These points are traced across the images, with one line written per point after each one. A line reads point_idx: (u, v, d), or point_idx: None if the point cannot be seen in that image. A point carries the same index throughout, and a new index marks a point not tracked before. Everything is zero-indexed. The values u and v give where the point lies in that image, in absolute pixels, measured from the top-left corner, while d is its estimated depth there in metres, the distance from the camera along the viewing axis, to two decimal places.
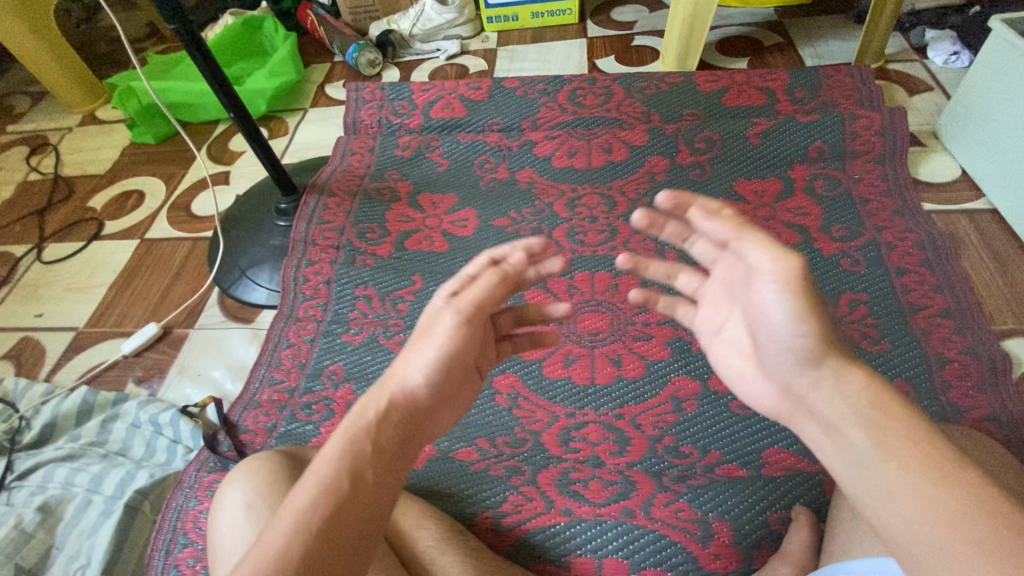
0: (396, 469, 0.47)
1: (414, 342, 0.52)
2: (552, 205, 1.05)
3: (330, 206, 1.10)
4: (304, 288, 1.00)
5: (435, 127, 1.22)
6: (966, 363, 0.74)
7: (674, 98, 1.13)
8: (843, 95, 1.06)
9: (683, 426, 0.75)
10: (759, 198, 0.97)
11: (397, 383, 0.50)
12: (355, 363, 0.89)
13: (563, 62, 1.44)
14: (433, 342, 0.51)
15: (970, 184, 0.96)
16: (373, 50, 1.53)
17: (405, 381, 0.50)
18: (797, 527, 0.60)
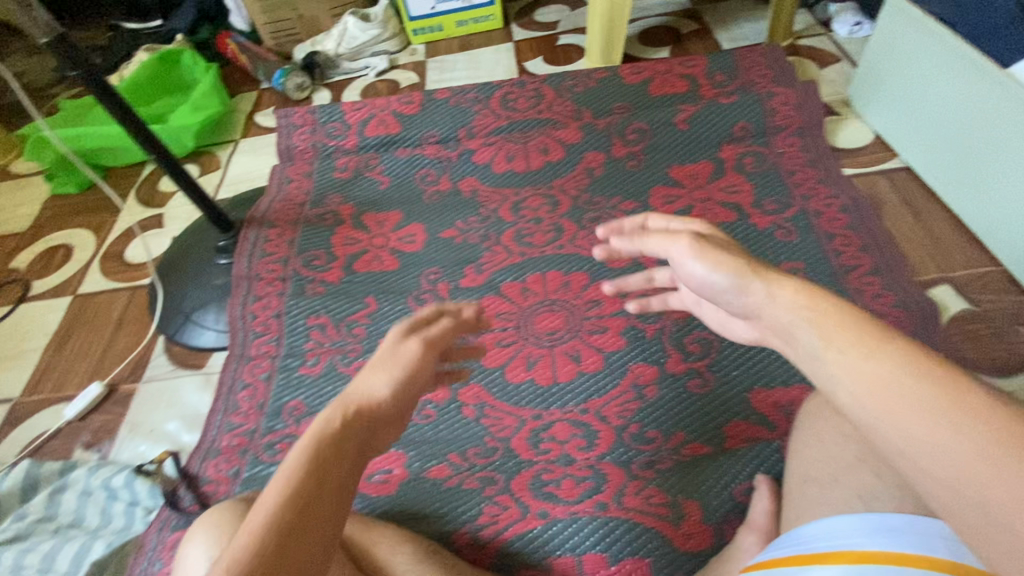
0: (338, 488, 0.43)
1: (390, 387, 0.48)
2: (498, 211, 1.08)
3: (271, 237, 1.07)
4: (254, 325, 0.97)
5: (372, 145, 1.22)
6: (898, 315, 0.78)
7: (602, 92, 1.16)
8: (759, 74, 1.10)
9: (647, 411, 0.77)
10: (693, 181, 1.01)
11: (359, 389, 0.48)
12: (316, 395, 0.89)
13: (492, 68, 1.46)
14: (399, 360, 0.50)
15: (884, 146, 1.01)
16: (300, 74, 1.51)
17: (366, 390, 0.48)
18: (759, 495, 0.62)
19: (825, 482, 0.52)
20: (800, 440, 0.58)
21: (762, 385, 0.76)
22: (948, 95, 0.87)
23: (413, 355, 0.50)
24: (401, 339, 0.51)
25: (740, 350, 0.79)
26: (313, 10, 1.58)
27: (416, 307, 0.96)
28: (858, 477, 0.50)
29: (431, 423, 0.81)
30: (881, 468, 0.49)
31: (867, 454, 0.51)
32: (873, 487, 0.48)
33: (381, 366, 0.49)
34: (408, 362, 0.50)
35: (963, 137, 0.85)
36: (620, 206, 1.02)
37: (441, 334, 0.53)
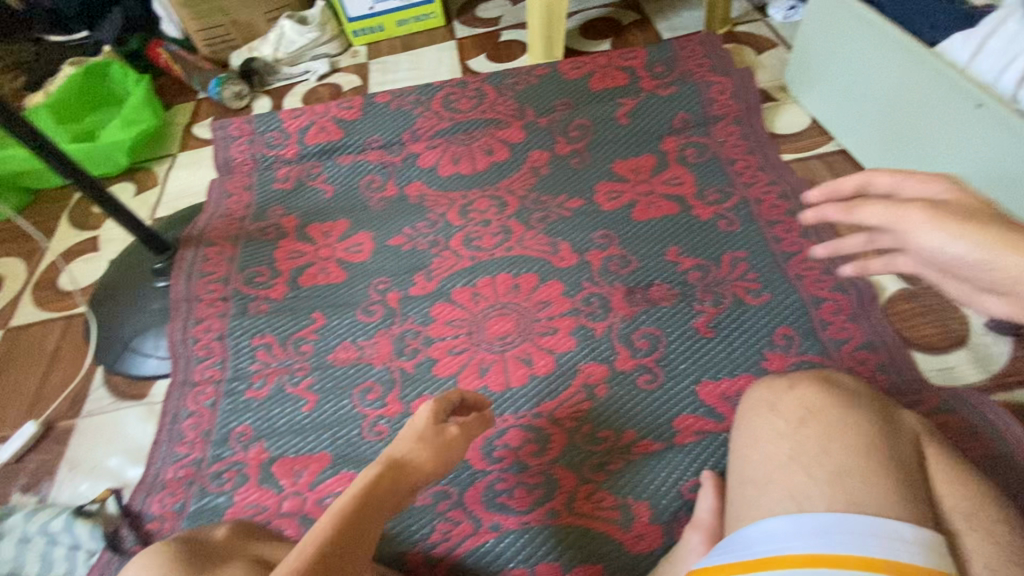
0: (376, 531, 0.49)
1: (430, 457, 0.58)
2: (446, 215, 1.06)
3: (209, 256, 1.03)
4: (196, 349, 0.93)
5: (314, 153, 1.18)
6: (837, 299, 0.80)
7: (544, 90, 1.15)
8: (698, 63, 1.11)
9: (599, 411, 0.77)
10: (637, 176, 1.02)
11: (401, 455, 0.56)
12: (264, 419, 0.86)
13: (435, 67, 1.44)
14: (439, 437, 0.59)
15: (819, 129, 1.03)
16: (237, 82, 1.46)
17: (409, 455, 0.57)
18: (704, 492, 0.62)
19: (760, 482, 0.53)
20: (738, 441, 0.59)
21: (709, 376, 0.77)
22: (875, 76, 0.87)
23: (451, 435, 0.61)
24: (429, 417, 0.61)
25: (686, 343, 0.80)
26: (248, 15, 1.52)
27: (365, 319, 0.94)
28: (789, 476, 0.51)
29: (383, 441, 0.81)
30: (810, 466, 0.50)
31: (797, 453, 0.52)
32: (805, 487, 0.49)
33: (425, 437, 0.59)
34: (445, 439, 0.60)
35: (894, 115, 0.86)
36: (567, 205, 1.02)
37: (467, 424, 0.64)
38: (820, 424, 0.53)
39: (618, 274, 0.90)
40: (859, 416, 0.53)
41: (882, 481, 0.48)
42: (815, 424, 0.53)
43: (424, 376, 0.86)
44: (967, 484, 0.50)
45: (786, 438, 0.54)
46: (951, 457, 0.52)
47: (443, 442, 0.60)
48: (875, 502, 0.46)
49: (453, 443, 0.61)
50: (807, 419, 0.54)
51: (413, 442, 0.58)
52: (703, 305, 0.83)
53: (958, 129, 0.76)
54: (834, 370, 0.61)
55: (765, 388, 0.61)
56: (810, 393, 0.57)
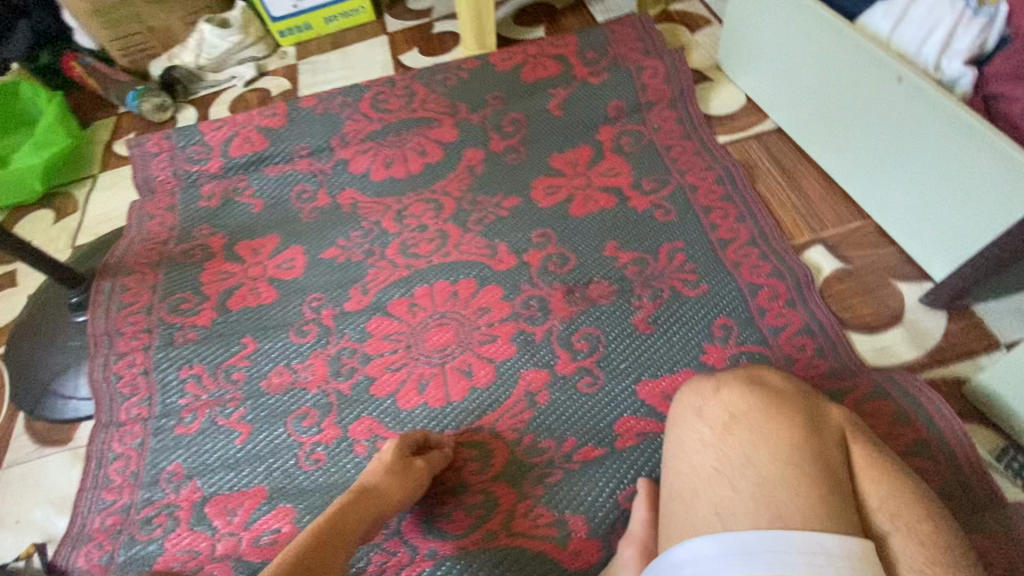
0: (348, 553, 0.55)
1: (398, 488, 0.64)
2: (381, 223, 1.02)
3: (130, 285, 0.97)
4: (120, 387, 0.88)
5: (239, 166, 1.12)
6: (774, 285, 0.79)
7: (476, 84, 1.11)
8: (629, 48, 1.08)
9: (540, 419, 0.74)
10: (574, 169, 0.99)
11: (371, 487, 0.64)
12: (195, 456, 0.81)
13: (367, 65, 1.38)
14: (406, 468, 0.66)
15: (754, 108, 1.01)
16: (156, 93, 1.37)
17: (376, 486, 0.64)
18: (637, 502, 0.61)
19: (688, 497, 0.53)
20: (670, 450, 0.59)
21: (649, 375, 0.75)
22: (801, 55, 0.85)
23: (418, 466, 0.67)
24: (396, 450, 0.68)
25: (626, 342, 0.78)
26: (164, 20, 1.43)
27: (299, 340, 0.89)
28: (716, 490, 0.51)
29: (321, 470, 0.77)
30: (734, 478, 0.51)
31: (723, 464, 0.52)
32: (729, 501, 0.49)
33: (391, 470, 0.65)
34: (410, 470, 0.66)
35: (821, 92, 0.84)
36: (504, 204, 0.98)
37: (433, 454, 0.70)
38: (745, 431, 0.54)
39: (557, 274, 0.88)
40: (784, 419, 0.53)
41: (805, 490, 0.48)
42: (740, 431, 0.54)
43: (362, 397, 0.82)
44: (890, 479, 0.50)
45: (712, 447, 0.54)
46: (875, 452, 0.53)
47: (409, 473, 0.66)
48: (799, 514, 0.47)
49: (419, 474, 0.67)
50: (732, 425, 0.54)
51: (382, 477, 0.65)
52: (642, 300, 0.81)
53: (881, 107, 0.75)
54: (762, 368, 0.61)
55: (693, 391, 0.60)
56: (736, 396, 0.57)
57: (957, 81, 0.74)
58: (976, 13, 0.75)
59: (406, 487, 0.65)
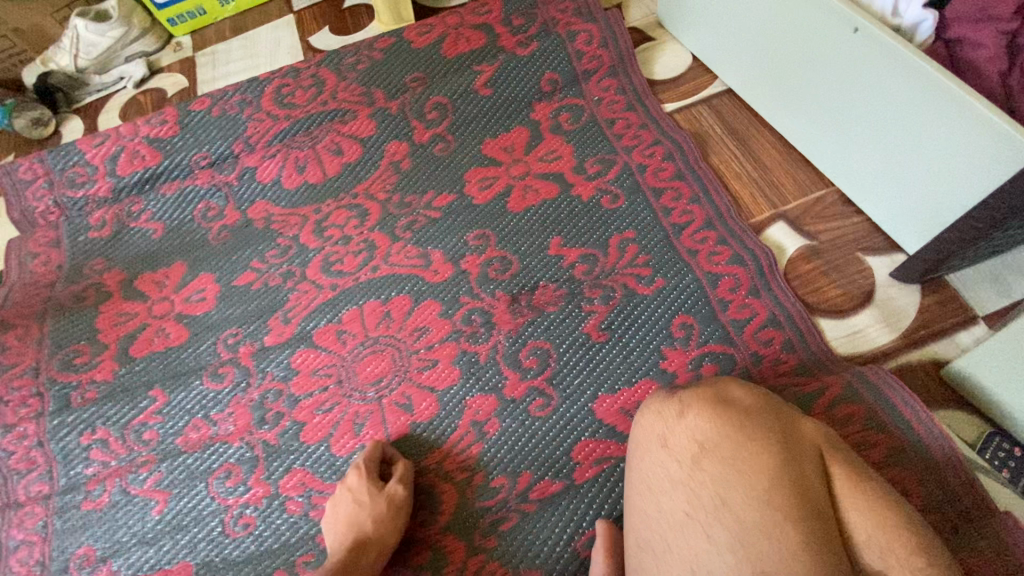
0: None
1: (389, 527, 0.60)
2: (299, 237, 0.90)
3: (12, 343, 0.84)
4: (13, 464, 0.77)
5: (131, 186, 0.98)
6: (735, 273, 0.71)
7: (391, 66, 0.98)
8: (559, 9, 0.96)
9: (490, 454, 0.66)
10: (509, 156, 0.88)
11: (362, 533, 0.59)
12: (108, 535, 0.72)
13: (273, 52, 1.22)
14: (389, 503, 0.61)
15: (701, 69, 0.91)
16: (33, 107, 1.19)
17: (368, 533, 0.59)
18: (594, 555, 0.54)
19: (659, 548, 0.46)
20: (633, 485, 0.51)
21: (607, 390, 0.67)
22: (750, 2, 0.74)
23: (399, 494, 0.62)
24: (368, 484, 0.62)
25: (579, 354, 0.70)
26: (30, 17, 1.24)
27: (215, 386, 0.79)
28: (689, 541, 0.44)
29: (252, 536, 0.69)
30: (709, 526, 0.43)
31: (695, 508, 0.45)
32: (706, 557, 0.43)
33: (373, 512, 0.60)
34: (392, 504, 0.61)
35: (773, 44, 0.74)
36: (435, 203, 0.87)
37: (404, 475, 0.64)
38: (715, 465, 0.46)
39: (499, 280, 0.78)
40: (759, 445, 0.45)
41: (790, 538, 0.41)
42: (710, 465, 0.46)
43: (291, 446, 0.73)
44: (876, 503, 0.44)
45: (681, 487, 0.46)
46: (860, 470, 0.46)
47: (392, 507, 0.61)
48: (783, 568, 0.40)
49: (402, 504, 0.62)
50: (702, 457, 0.46)
51: (366, 520, 0.60)
52: (593, 303, 0.73)
53: (843, 60, 0.65)
54: (728, 377, 0.52)
55: (655, 412, 0.51)
56: (702, 418, 0.48)
57: (918, 28, 0.66)
58: None
59: (396, 523, 0.61)
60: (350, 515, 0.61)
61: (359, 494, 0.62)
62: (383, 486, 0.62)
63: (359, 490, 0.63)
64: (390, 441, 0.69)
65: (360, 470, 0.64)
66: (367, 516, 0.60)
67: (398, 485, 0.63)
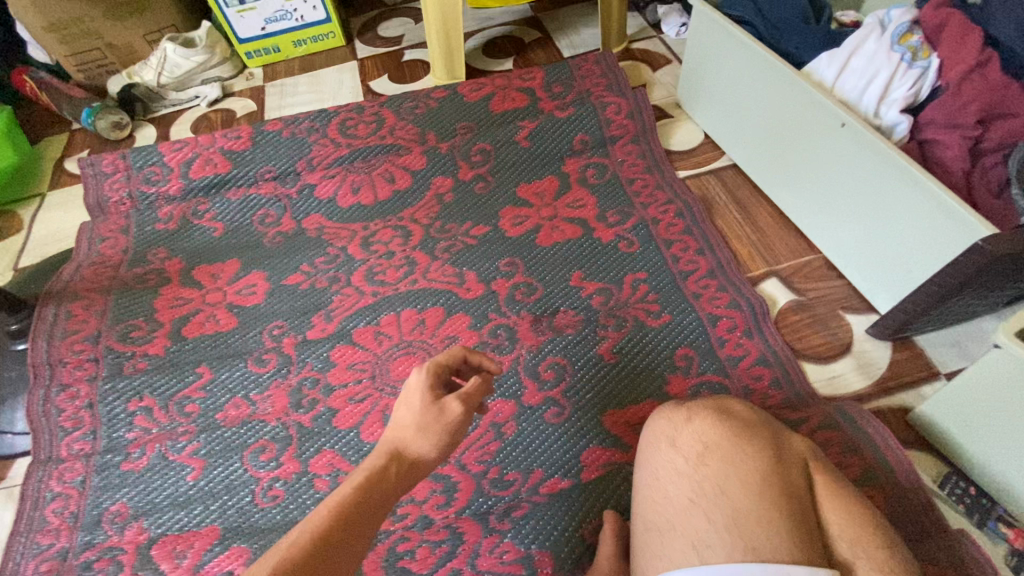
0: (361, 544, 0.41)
1: (433, 447, 0.47)
2: (347, 248, 1.00)
3: (76, 312, 0.93)
4: (61, 421, 0.83)
5: (199, 188, 1.09)
6: (733, 316, 0.82)
7: (445, 113, 1.13)
8: (594, 83, 1.12)
9: (506, 452, 0.74)
10: (540, 200, 1.01)
11: (398, 443, 0.47)
12: (142, 494, 0.77)
13: (336, 90, 1.38)
14: (441, 417, 0.48)
15: (712, 145, 1.06)
16: (115, 111, 1.32)
17: (406, 444, 0.47)
18: (603, 537, 0.61)
19: (665, 529, 0.53)
20: (643, 479, 0.58)
21: (615, 406, 0.76)
22: (757, 95, 0.89)
23: (457, 411, 0.49)
24: (422, 384, 0.50)
25: (591, 372, 0.79)
26: (124, 37, 1.40)
27: (258, 369, 0.87)
28: (691, 522, 0.51)
29: (279, 506, 0.75)
30: (709, 510, 0.51)
31: (697, 495, 0.52)
32: (705, 534, 0.50)
33: (421, 422, 0.48)
34: (444, 417, 0.48)
35: (775, 131, 0.88)
36: (472, 232, 0.99)
37: (472, 390, 0.50)
38: (717, 462, 0.53)
39: (524, 303, 0.88)
40: (754, 448, 0.53)
41: (777, 523, 0.49)
42: (713, 462, 0.53)
43: (323, 429, 0.80)
44: (854, 506, 0.51)
45: (686, 478, 0.53)
46: (839, 479, 0.54)
47: (446, 422, 0.48)
48: (769, 547, 0.47)
49: (459, 423, 0.48)
50: (705, 454, 0.54)
51: (409, 427, 0.48)
52: (607, 330, 0.83)
53: (832, 148, 0.78)
54: (730, 396, 0.61)
55: (666, 418, 0.59)
56: (706, 424, 0.56)
57: (895, 128, 0.81)
58: (911, 65, 0.83)
59: (441, 445, 0.47)
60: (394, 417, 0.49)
61: (410, 396, 0.50)
62: (440, 395, 0.49)
63: (412, 393, 0.50)
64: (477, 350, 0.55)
65: (424, 368, 0.51)
66: (411, 424, 0.48)
67: (458, 400, 0.49)
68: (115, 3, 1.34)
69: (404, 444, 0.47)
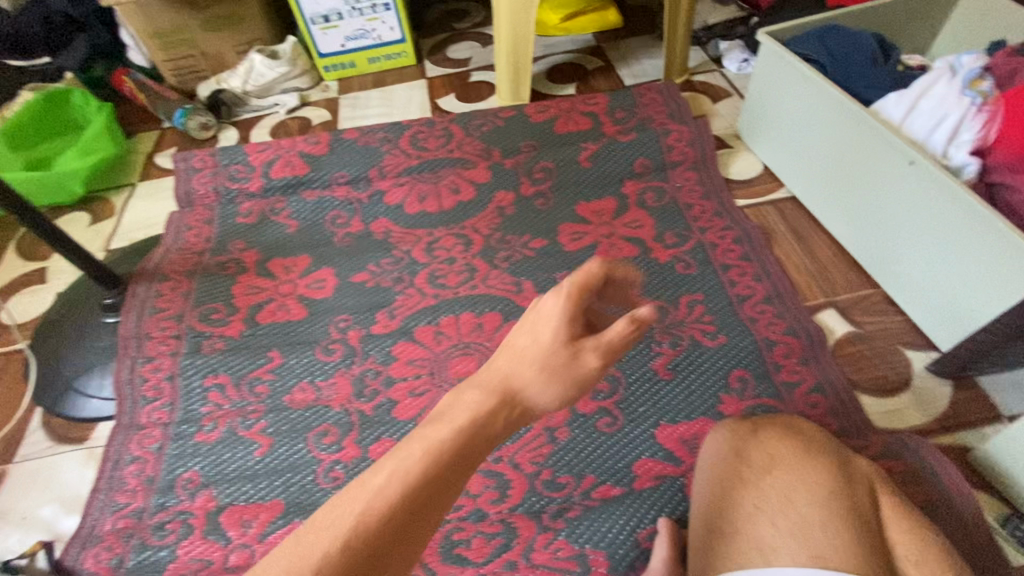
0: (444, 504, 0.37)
1: (556, 398, 0.41)
2: (411, 252, 1.06)
3: (164, 292, 1.01)
4: (143, 390, 0.90)
5: (278, 187, 1.17)
6: (789, 342, 0.83)
7: (510, 131, 1.19)
8: (656, 111, 1.17)
9: (559, 455, 0.76)
10: (599, 218, 1.04)
11: (518, 383, 0.41)
12: (213, 465, 0.82)
13: (405, 106, 1.47)
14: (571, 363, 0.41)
15: (771, 176, 1.08)
16: (203, 113, 1.45)
17: (528, 389, 0.41)
18: (658, 542, 0.64)
19: (728, 531, 0.53)
20: (705, 485, 0.59)
21: (668, 420, 0.78)
22: (822, 130, 0.92)
23: (593, 361, 0.42)
24: (560, 313, 0.42)
25: (646, 386, 0.81)
26: (217, 47, 1.52)
27: (324, 358, 0.92)
28: (756, 526, 0.52)
29: (339, 487, 0.79)
30: (774, 516, 0.52)
31: (763, 502, 0.54)
32: (770, 538, 0.51)
33: (549, 366, 0.41)
34: (574, 366, 0.42)
35: (839, 165, 0.90)
36: (531, 244, 1.03)
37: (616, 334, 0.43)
38: (783, 475, 0.55)
39: None
40: (822, 466, 0.55)
41: (843, 535, 0.50)
42: (780, 474, 0.55)
43: (383, 419, 0.85)
44: (920, 532, 0.52)
45: (752, 486, 0.55)
46: (904, 506, 0.55)
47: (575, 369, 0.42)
48: (837, 556, 0.48)
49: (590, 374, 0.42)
50: (771, 466, 0.56)
51: (531, 367, 0.41)
52: (662, 346, 0.85)
53: (899, 185, 0.80)
54: (795, 419, 0.64)
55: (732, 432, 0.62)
56: (774, 440, 0.59)
57: (963, 169, 0.83)
58: (980, 108, 0.84)
59: (564, 396, 0.41)
60: (515, 347, 0.42)
61: (541, 323, 0.42)
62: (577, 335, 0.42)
63: (544, 321, 0.42)
64: (620, 261, 0.45)
65: (565, 294, 0.43)
66: (535, 363, 0.41)
67: (597, 344, 0.42)
68: (214, 15, 1.46)
69: (521, 386, 0.41)
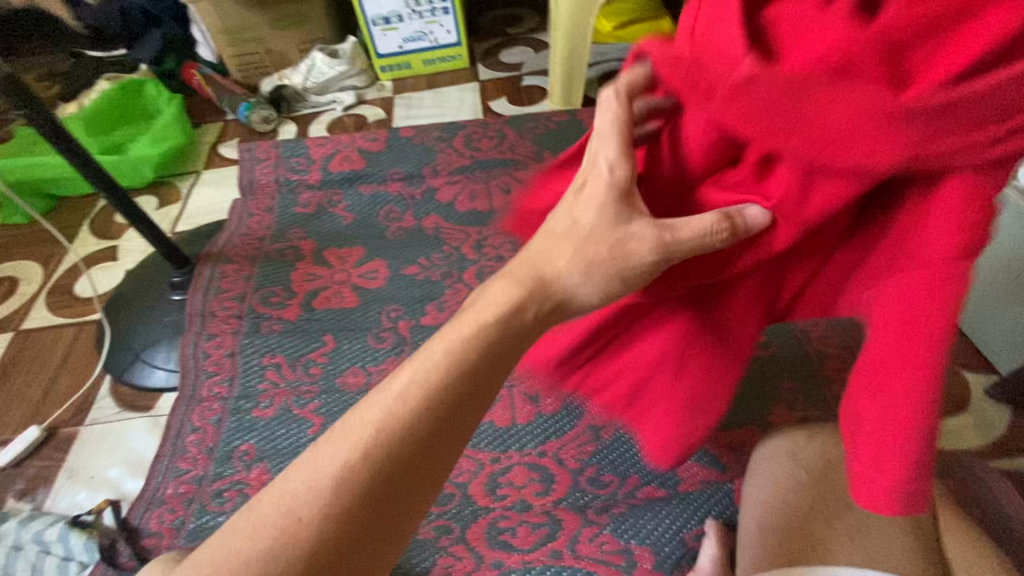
0: (472, 414, 0.44)
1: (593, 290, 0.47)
2: (461, 248, 1.08)
3: (228, 274, 1.06)
4: (206, 365, 0.95)
5: (335, 180, 1.21)
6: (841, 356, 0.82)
7: (562, 136, 1.21)
8: None
9: (603, 454, 0.77)
10: None
11: (553, 271, 0.48)
12: (268, 439, 0.86)
13: (458, 107, 1.51)
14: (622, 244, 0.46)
15: None
16: (265, 107, 1.51)
17: (562, 275, 0.47)
18: (707, 540, 0.66)
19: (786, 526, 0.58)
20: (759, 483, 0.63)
21: (715, 427, 0.78)
22: None
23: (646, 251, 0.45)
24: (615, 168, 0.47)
25: None
26: (282, 46, 1.59)
27: (376, 345, 0.95)
28: (814, 525, 0.57)
29: None
30: (832, 518, 0.57)
31: (819, 504, 0.58)
32: (829, 537, 0.55)
33: (587, 260, 0.47)
34: (623, 252, 0.46)
35: None
36: None
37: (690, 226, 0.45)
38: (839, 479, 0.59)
39: None
40: None
41: (897, 539, 0.55)
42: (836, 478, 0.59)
43: None
44: (969, 538, 0.56)
45: (809, 487, 0.59)
46: (954, 514, 0.59)
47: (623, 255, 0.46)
48: (892, 557, 0.53)
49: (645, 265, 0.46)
50: (827, 470, 0.60)
51: (563, 258, 0.48)
52: None
53: None
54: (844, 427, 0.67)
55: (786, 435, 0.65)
56: (829, 445, 0.63)
57: None
58: None
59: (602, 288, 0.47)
60: (555, 232, 0.49)
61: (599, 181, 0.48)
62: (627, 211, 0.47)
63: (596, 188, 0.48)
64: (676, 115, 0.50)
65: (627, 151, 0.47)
66: (566, 256, 0.48)
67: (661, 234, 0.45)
68: (283, 15, 1.55)
69: (554, 276, 0.48)
